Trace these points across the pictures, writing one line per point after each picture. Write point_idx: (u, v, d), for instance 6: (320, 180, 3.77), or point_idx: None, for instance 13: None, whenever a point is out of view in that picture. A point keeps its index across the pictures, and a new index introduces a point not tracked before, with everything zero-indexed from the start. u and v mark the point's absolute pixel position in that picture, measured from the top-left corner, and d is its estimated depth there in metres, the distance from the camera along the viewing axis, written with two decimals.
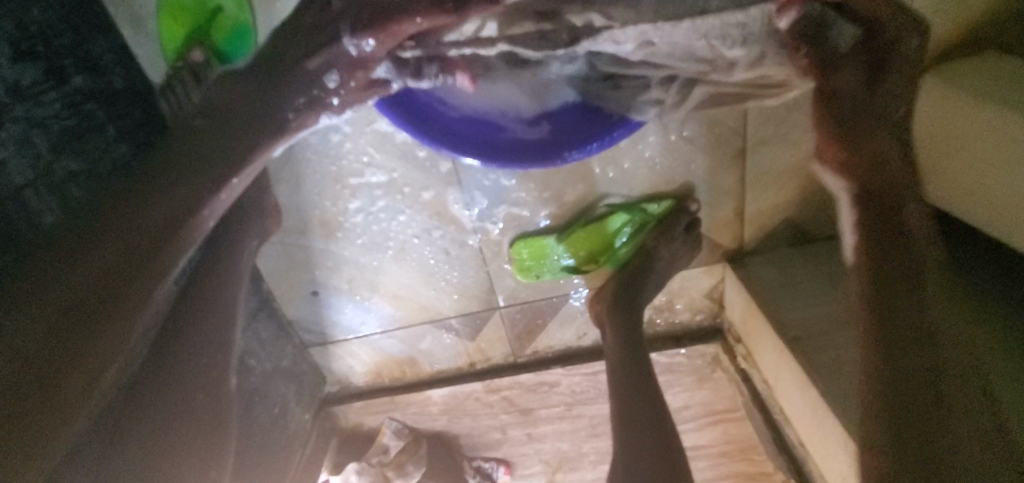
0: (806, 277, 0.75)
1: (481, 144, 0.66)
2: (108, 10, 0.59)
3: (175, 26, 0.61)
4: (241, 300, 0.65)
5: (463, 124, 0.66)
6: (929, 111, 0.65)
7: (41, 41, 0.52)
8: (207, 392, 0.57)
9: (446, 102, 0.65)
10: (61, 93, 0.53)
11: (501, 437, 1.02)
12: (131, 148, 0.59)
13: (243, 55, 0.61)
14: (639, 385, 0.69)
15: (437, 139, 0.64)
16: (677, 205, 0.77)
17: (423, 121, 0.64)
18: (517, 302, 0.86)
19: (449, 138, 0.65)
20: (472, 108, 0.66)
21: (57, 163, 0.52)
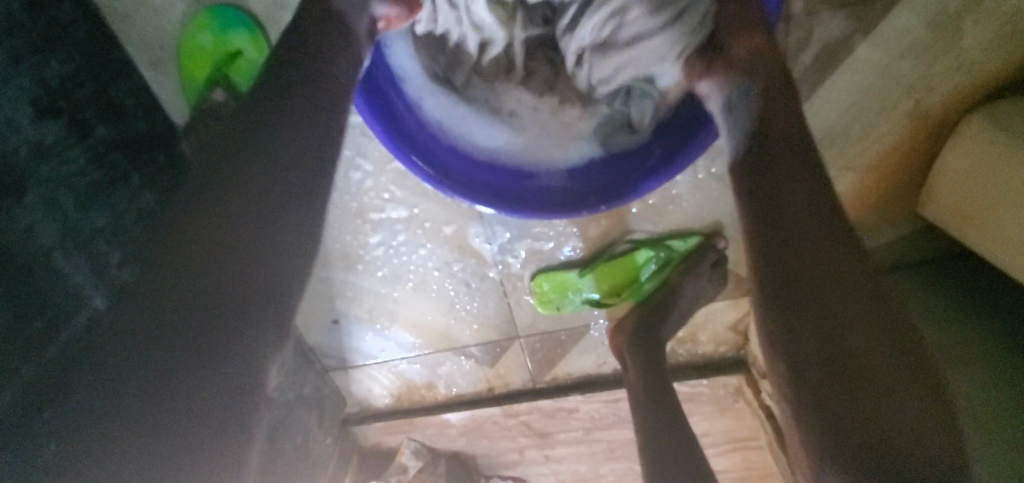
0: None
1: (501, 193, 0.65)
2: (129, 53, 0.60)
3: (195, 69, 0.61)
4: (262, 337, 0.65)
5: (478, 173, 0.66)
6: (976, 158, 0.61)
7: (61, 95, 0.52)
8: None
9: (468, 149, 0.67)
10: (84, 147, 0.53)
11: (518, 458, 1.02)
12: (155, 194, 0.60)
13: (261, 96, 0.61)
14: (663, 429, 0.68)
15: (453, 185, 0.63)
16: (705, 242, 0.75)
17: (437, 168, 0.64)
18: (538, 331, 0.85)
19: (468, 186, 0.64)
20: (491, 156, 0.67)
21: (82, 221, 0.52)
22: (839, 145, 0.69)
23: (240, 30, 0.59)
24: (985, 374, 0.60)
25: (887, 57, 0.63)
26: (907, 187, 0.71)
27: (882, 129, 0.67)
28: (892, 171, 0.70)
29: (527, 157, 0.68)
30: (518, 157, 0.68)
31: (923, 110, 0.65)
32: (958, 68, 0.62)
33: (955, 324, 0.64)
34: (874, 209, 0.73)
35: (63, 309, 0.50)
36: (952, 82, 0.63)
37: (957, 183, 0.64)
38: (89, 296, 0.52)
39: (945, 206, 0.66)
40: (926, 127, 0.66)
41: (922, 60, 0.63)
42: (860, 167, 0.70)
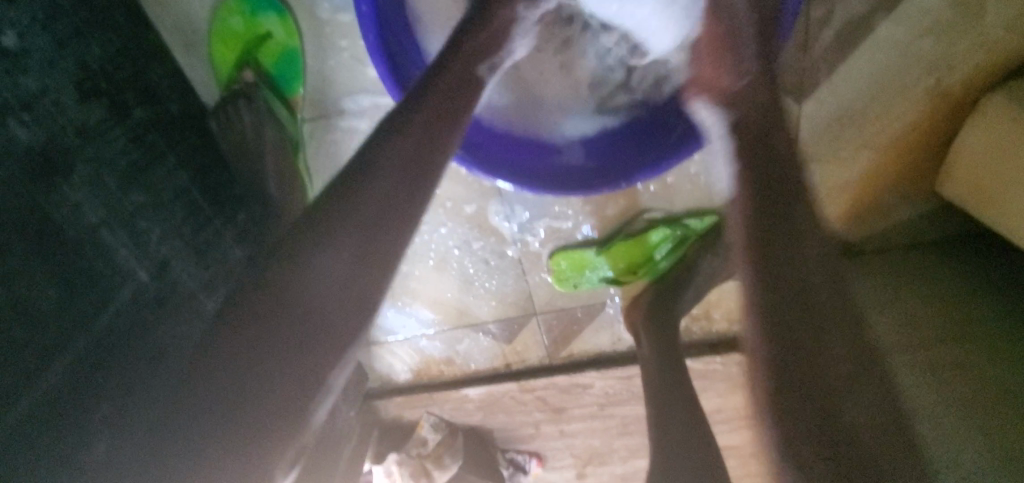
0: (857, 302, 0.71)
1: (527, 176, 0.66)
2: (165, 40, 0.63)
3: (225, 51, 0.64)
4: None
5: (497, 145, 0.68)
6: (997, 137, 0.61)
7: (101, 77, 0.54)
8: None
9: (491, 121, 0.69)
10: (123, 127, 0.55)
11: (534, 432, 1.04)
12: (189, 174, 0.62)
13: (291, 78, 0.64)
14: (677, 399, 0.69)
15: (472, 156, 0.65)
16: (721, 221, 0.76)
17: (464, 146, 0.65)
18: (554, 309, 0.87)
19: (487, 159, 0.66)
20: (506, 123, 0.70)
21: (125, 198, 0.54)
22: (858, 124, 0.69)
23: (269, 15, 0.62)
24: (1010, 347, 0.60)
25: (908, 37, 0.64)
26: (927, 167, 0.71)
27: (903, 108, 0.67)
28: (910, 151, 0.70)
29: (536, 123, 0.71)
30: (529, 124, 0.70)
31: (945, 88, 0.65)
32: (980, 47, 0.63)
33: (977, 303, 0.65)
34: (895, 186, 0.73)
35: (105, 286, 0.51)
36: (974, 60, 0.63)
37: (978, 161, 0.64)
38: (133, 269, 0.54)
39: (963, 184, 0.66)
40: (947, 106, 0.66)
41: (943, 39, 0.64)
42: (882, 145, 0.70)
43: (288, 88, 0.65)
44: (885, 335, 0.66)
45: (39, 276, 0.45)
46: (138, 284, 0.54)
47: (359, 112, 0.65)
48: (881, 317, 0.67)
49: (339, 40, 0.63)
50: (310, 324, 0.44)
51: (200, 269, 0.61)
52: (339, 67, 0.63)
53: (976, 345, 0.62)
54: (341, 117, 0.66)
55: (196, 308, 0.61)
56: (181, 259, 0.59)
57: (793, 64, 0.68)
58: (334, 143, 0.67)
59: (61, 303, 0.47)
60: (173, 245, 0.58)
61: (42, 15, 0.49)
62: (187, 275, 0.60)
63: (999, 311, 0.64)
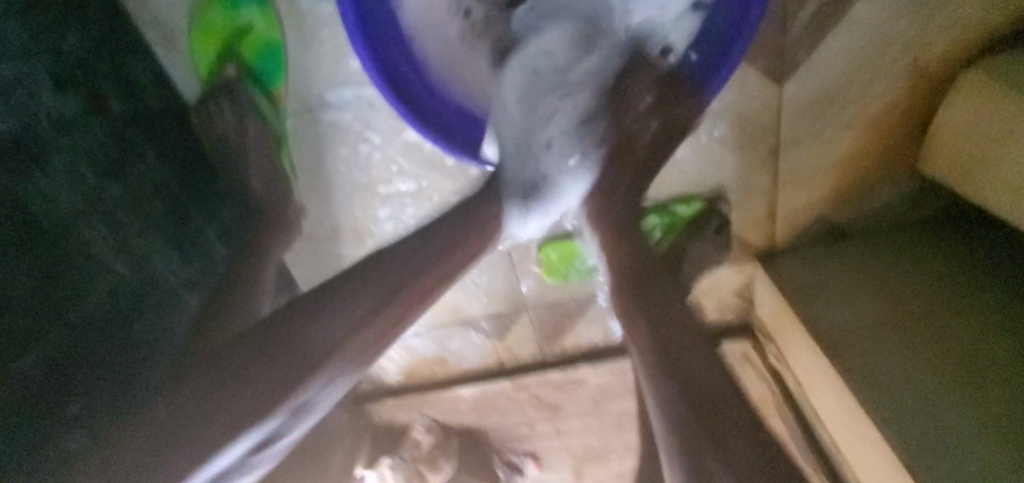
0: (837, 279, 0.72)
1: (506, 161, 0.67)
2: (139, 29, 0.61)
3: (206, 46, 0.63)
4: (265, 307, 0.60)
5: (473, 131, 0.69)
6: (977, 114, 0.62)
7: (77, 69, 0.53)
8: None
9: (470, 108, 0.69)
10: (104, 122, 0.55)
11: (529, 432, 1.02)
12: (170, 169, 0.62)
13: (273, 70, 0.64)
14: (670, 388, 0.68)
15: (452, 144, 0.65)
16: (709, 207, 0.77)
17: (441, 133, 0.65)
18: (545, 303, 0.87)
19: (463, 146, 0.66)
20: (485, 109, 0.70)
21: (101, 191, 0.53)
22: (839, 105, 0.69)
23: (249, 4, 0.62)
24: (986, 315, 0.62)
25: (887, 12, 0.64)
26: (905, 147, 0.72)
27: (883, 87, 0.68)
28: (889, 130, 0.71)
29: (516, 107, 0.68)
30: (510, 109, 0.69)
31: (921, 66, 0.66)
32: (954, 23, 0.63)
33: (954, 279, 0.66)
34: (876, 165, 0.73)
35: (81, 279, 0.50)
36: (949, 37, 0.64)
37: (959, 138, 0.65)
38: (111, 263, 0.53)
39: (945, 161, 0.67)
40: (925, 85, 0.67)
41: (918, 17, 0.64)
42: (861, 125, 0.71)
43: (271, 80, 0.65)
44: (862, 310, 0.68)
45: (23, 264, 0.45)
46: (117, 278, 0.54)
47: (343, 104, 0.66)
48: (857, 291, 0.70)
49: (320, 32, 0.62)
50: (287, 369, 0.48)
51: (182, 262, 0.62)
52: (322, 58, 0.63)
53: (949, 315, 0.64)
54: (325, 109, 0.66)
55: (178, 300, 0.61)
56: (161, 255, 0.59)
57: (772, 43, 0.66)
58: (321, 134, 0.68)
59: (40, 302, 0.46)
60: (155, 240, 0.58)
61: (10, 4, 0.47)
62: (169, 267, 0.60)
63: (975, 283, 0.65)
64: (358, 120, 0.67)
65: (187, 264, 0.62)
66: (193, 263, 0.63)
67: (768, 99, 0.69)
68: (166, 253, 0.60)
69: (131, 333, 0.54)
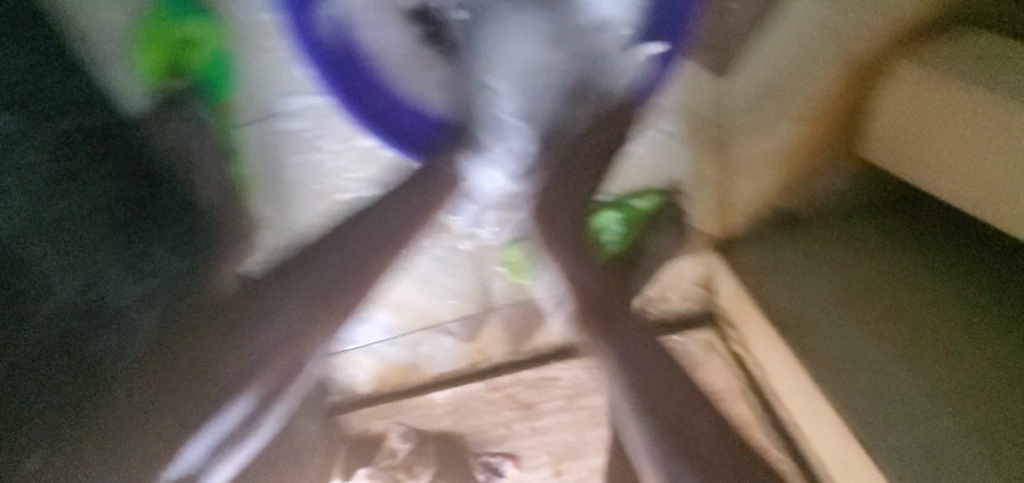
0: (788, 280, 0.74)
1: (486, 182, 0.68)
2: (78, 47, 0.61)
3: (154, 58, 0.65)
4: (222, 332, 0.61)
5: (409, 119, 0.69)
6: (916, 97, 0.64)
7: (25, 87, 0.56)
8: None
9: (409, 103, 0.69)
10: (52, 138, 0.57)
11: (505, 433, 0.99)
12: (118, 184, 0.61)
13: (224, 83, 0.66)
14: None
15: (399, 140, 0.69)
16: (664, 199, 0.79)
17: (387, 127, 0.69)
18: (515, 301, 0.89)
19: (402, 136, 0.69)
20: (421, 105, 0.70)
21: (48, 208, 0.56)
22: (775, 97, 0.73)
23: (197, 20, 0.64)
24: (948, 313, 0.64)
25: (809, 11, 0.69)
26: (853, 129, 0.74)
27: (817, 77, 0.72)
28: (830, 116, 0.73)
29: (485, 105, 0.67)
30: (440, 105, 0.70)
31: (855, 54, 0.70)
32: (878, 15, 0.68)
33: (927, 274, 0.67)
34: (825, 153, 0.75)
35: (24, 292, 0.53)
36: (877, 28, 0.68)
37: (902, 123, 0.67)
38: (59, 278, 0.55)
39: (887, 146, 0.69)
40: (863, 71, 0.70)
41: (841, 11, 0.68)
42: (800, 114, 0.74)
43: (221, 93, 0.66)
44: (812, 301, 0.71)
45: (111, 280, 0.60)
46: (67, 292, 0.55)
47: (295, 113, 0.68)
48: (812, 287, 0.72)
49: (265, 42, 0.65)
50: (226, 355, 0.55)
51: (138, 278, 0.61)
52: (269, 68, 0.66)
53: (910, 304, 0.66)
54: (277, 118, 0.68)
55: (133, 320, 0.60)
56: (116, 269, 0.61)
57: (710, 43, 0.72)
58: (272, 145, 0.69)
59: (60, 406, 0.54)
60: (108, 253, 0.60)
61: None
62: (123, 283, 0.61)
63: (919, 276, 0.67)
64: (313, 127, 0.68)
65: (143, 278, 0.62)
66: (149, 279, 0.62)
67: (707, 94, 0.74)
68: (119, 265, 0.61)
69: (92, 346, 0.57)
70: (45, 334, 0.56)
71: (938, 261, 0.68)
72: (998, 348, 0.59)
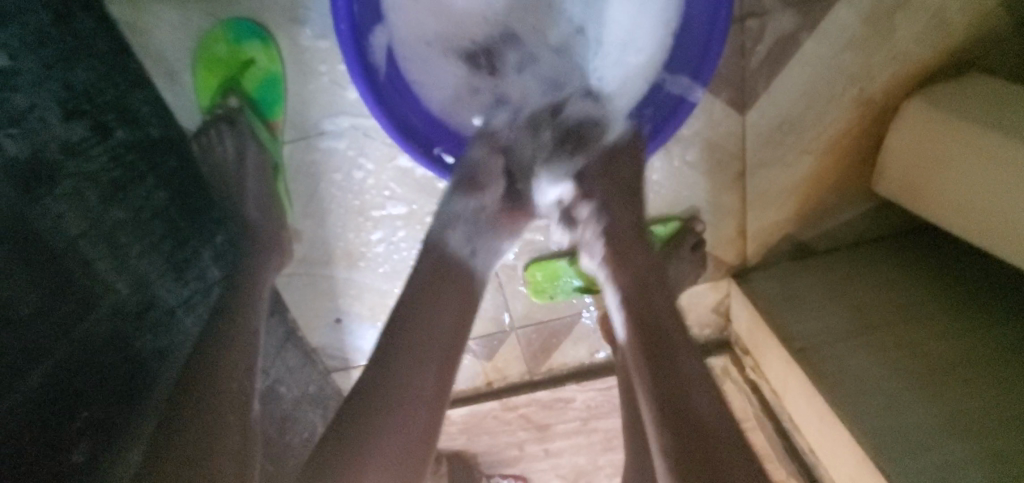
0: (799, 300, 0.78)
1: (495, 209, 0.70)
2: (144, 66, 0.67)
3: (209, 76, 0.69)
4: (262, 339, 0.63)
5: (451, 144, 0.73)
6: (920, 134, 0.69)
7: (84, 99, 0.58)
8: (236, 417, 0.57)
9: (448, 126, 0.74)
10: (106, 146, 0.59)
11: (519, 453, 1.01)
12: (167, 194, 0.66)
13: (272, 102, 0.70)
14: None
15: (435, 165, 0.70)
16: (684, 226, 0.81)
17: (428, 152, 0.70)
18: (533, 322, 0.90)
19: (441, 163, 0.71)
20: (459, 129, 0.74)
21: (107, 211, 0.57)
22: (797, 131, 0.76)
23: (252, 42, 0.67)
24: (947, 328, 0.68)
25: (831, 50, 0.71)
26: (862, 166, 0.78)
27: (835, 115, 0.75)
28: (847, 153, 0.77)
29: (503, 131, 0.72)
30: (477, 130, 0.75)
31: (868, 95, 0.74)
32: (894, 58, 0.72)
33: (929, 294, 0.72)
34: (836, 187, 0.80)
35: (83, 293, 0.52)
36: (890, 70, 0.72)
37: (906, 158, 0.71)
38: (111, 280, 0.56)
39: (892, 181, 0.74)
40: (873, 112, 0.75)
41: (862, 52, 0.71)
42: (820, 147, 0.77)
43: (270, 111, 0.70)
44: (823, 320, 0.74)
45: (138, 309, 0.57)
46: (119, 296, 0.56)
47: (338, 132, 0.71)
48: (822, 306, 0.76)
49: (318, 66, 0.68)
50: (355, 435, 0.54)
51: (179, 284, 0.64)
52: (318, 91, 0.69)
53: (919, 326, 0.69)
54: (320, 137, 0.71)
55: (176, 324, 0.63)
56: (159, 275, 0.62)
57: (734, 79, 0.73)
58: (313, 161, 0.73)
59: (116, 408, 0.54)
60: (151, 260, 0.61)
61: (57, 45, 0.57)
62: (168, 290, 0.62)
63: (920, 296, 0.72)
64: (353, 147, 0.72)
65: (184, 285, 0.65)
66: (189, 285, 0.66)
67: (731, 125, 0.76)
68: (164, 274, 0.62)
69: (134, 347, 0.57)
70: (78, 345, 0.51)
71: (939, 282, 0.73)
72: (994, 358, 0.63)
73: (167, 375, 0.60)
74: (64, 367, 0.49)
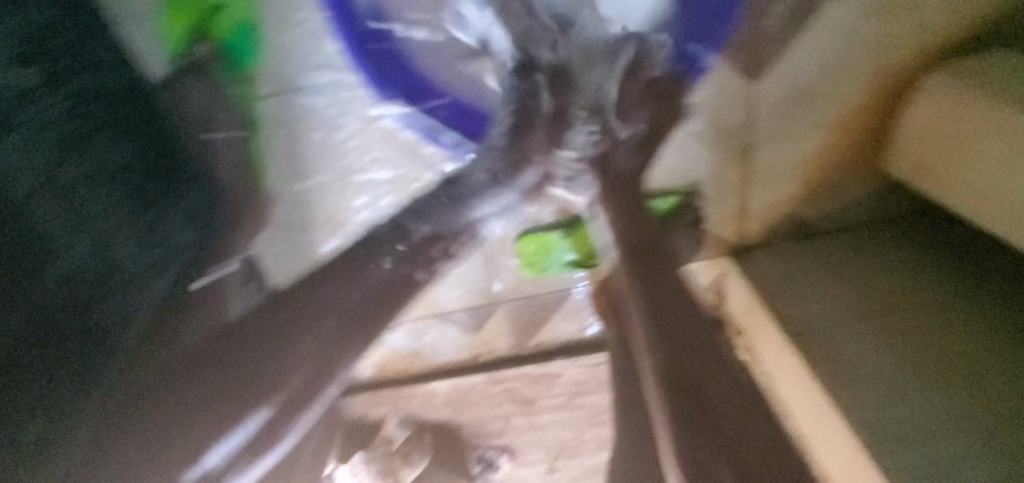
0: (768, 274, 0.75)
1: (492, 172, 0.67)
2: (102, 5, 0.59)
3: (174, 22, 0.63)
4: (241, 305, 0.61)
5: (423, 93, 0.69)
6: (943, 110, 0.64)
7: (37, 39, 0.54)
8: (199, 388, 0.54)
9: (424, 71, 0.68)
10: (61, 94, 0.54)
11: (506, 430, 0.92)
12: (131, 149, 0.58)
13: (247, 52, 0.64)
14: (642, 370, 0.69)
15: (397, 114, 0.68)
16: (683, 201, 0.78)
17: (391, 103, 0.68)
18: (522, 296, 0.89)
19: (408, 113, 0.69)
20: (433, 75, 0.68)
21: (62, 168, 0.53)
22: (808, 104, 0.72)
23: None
24: (953, 316, 0.66)
25: (850, 17, 0.67)
26: (873, 144, 0.74)
27: (849, 88, 0.71)
28: (856, 129, 0.73)
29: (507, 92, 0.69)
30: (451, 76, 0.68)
31: (886, 68, 0.69)
32: (915, 29, 0.67)
33: (937, 280, 0.69)
34: (845, 165, 0.76)
35: (43, 249, 0.52)
36: (911, 41, 0.68)
37: (925, 134, 0.67)
38: (74, 239, 0.53)
39: (907, 159, 0.70)
40: (891, 85, 0.70)
41: (882, 20, 0.67)
42: (831, 122, 0.73)
43: (245, 61, 0.64)
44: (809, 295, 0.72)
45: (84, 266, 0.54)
46: (81, 256, 0.54)
47: (319, 88, 0.67)
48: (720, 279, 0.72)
49: (296, 14, 0.63)
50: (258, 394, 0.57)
51: (144, 251, 0.58)
52: (297, 42, 0.64)
53: (921, 312, 0.67)
54: (299, 93, 0.66)
55: (140, 290, 0.57)
56: (122, 239, 0.57)
57: (745, 46, 0.69)
58: (291, 119, 0.67)
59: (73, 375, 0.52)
60: (117, 221, 0.56)
61: None
62: (129, 252, 0.57)
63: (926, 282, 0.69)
64: (336, 105, 0.67)
65: (151, 247, 0.58)
66: (157, 247, 0.59)
67: (738, 96, 0.71)
68: (126, 236, 0.57)
69: (96, 313, 0.54)
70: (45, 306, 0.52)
71: (946, 268, 0.70)
72: (997, 351, 0.62)
73: (119, 357, 0.54)
74: (17, 332, 0.48)
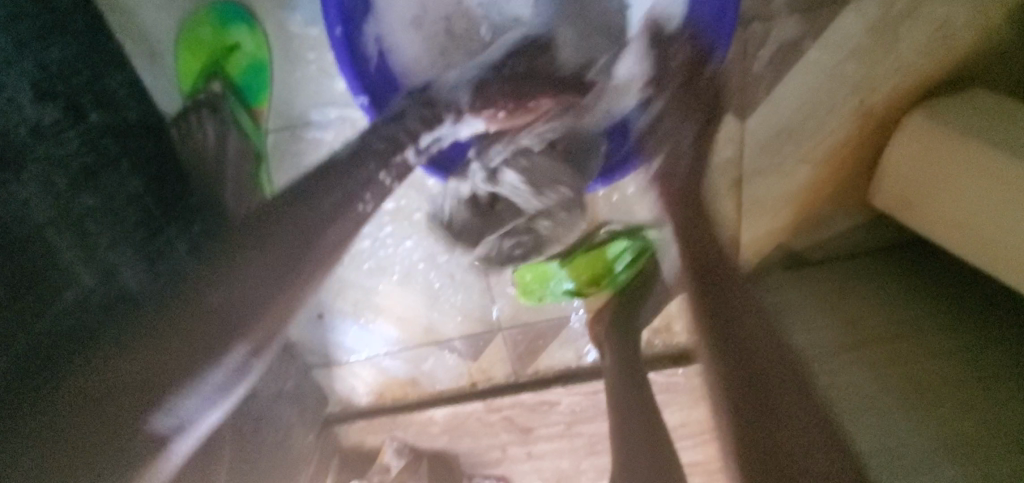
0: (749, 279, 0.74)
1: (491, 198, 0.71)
2: (126, 46, 0.63)
3: (191, 60, 0.66)
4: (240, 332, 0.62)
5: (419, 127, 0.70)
6: (920, 147, 0.68)
7: (59, 80, 0.54)
8: None
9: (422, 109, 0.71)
10: (78, 131, 0.55)
11: (501, 456, 0.99)
12: (143, 181, 0.62)
13: (258, 90, 0.67)
14: (637, 397, 0.70)
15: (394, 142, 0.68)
16: None
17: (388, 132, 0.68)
18: (519, 324, 0.88)
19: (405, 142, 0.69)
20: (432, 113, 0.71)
21: (76, 200, 0.55)
22: (796, 140, 0.74)
23: (239, 26, 0.64)
24: (943, 349, 0.67)
25: (836, 58, 0.70)
26: (860, 178, 0.77)
27: (836, 125, 0.74)
28: (844, 163, 0.76)
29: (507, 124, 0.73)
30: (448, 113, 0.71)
31: (869, 106, 0.72)
32: (898, 69, 0.70)
33: (927, 313, 0.70)
34: (832, 198, 0.79)
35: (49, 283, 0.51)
36: (893, 81, 0.71)
37: (904, 170, 0.70)
38: (78, 271, 0.54)
39: (889, 193, 0.73)
40: (874, 123, 0.73)
41: (867, 61, 0.70)
42: (819, 158, 0.76)
43: (255, 99, 0.67)
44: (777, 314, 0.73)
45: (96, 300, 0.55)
46: (83, 287, 0.55)
47: (325, 123, 0.69)
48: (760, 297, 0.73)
49: (306, 53, 0.65)
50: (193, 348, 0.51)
51: (150, 277, 0.62)
52: (306, 79, 0.66)
53: (911, 343, 0.68)
54: (306, 127, 0.69)
55: None
56: (131, 266, 0.60)
57: (736, 82, 0.71)
58: (299, 153, 0.70)
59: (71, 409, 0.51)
60: (123, 251, 0.59)
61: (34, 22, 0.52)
62: (137, 279, 0.60)
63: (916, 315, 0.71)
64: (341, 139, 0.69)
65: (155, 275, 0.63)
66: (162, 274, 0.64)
67: (730, 132, 0.74)
68: (134, 263, 0.60)
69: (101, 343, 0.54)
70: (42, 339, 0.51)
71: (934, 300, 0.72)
72: (990, 383, 0.62)
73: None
74: None
